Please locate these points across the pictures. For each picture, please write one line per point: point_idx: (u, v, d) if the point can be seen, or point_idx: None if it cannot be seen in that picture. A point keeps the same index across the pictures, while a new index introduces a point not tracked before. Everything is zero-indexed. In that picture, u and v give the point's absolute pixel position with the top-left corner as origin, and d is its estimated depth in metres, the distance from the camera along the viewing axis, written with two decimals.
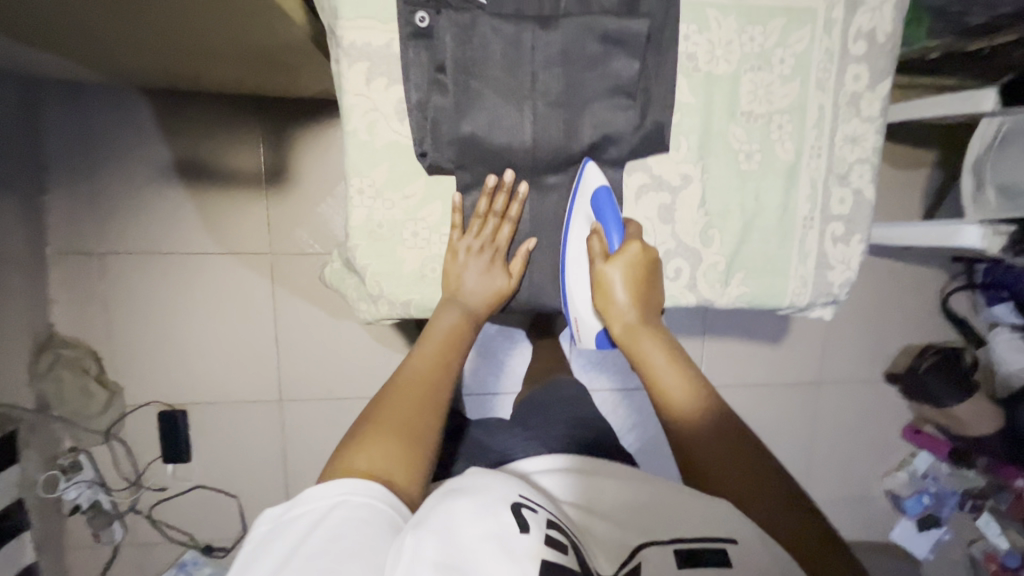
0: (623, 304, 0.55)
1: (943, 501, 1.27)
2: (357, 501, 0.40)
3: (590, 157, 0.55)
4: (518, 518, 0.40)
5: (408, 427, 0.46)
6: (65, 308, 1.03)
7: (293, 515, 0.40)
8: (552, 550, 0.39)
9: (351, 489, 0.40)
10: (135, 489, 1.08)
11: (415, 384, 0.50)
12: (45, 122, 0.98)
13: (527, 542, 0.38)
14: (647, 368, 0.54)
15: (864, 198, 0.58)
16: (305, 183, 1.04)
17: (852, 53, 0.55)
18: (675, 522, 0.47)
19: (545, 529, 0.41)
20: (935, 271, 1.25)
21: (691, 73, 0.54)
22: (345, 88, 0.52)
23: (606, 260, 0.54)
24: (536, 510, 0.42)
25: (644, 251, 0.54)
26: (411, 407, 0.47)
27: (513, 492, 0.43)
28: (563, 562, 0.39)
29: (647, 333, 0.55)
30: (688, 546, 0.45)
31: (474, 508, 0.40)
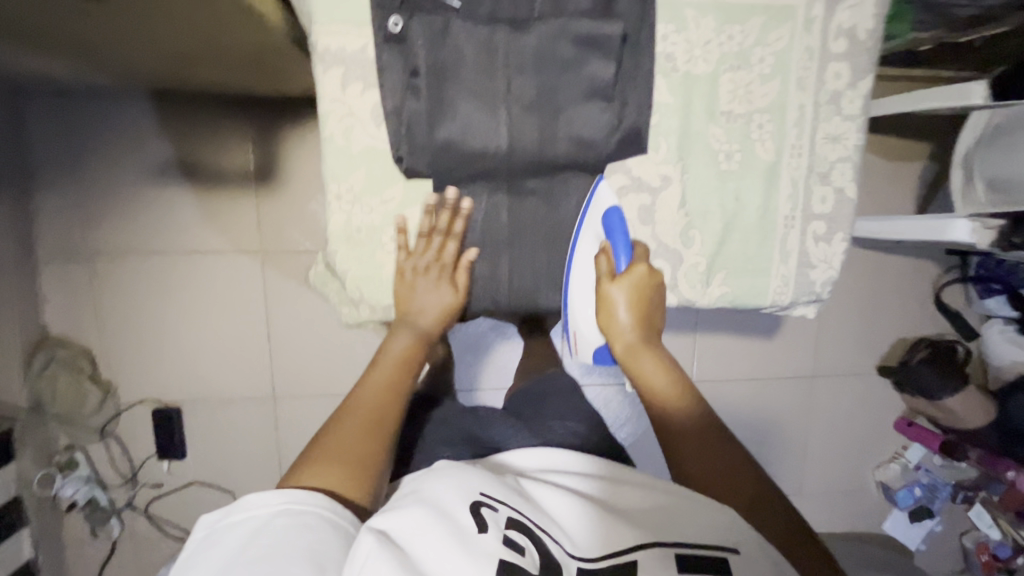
0: (625, 323, 0.56)
1: (935, 493, 1.28)
2: (299, 509, 0.44)
3: (603, 175, 0.56)
4: (476, 518, 0.44)
5: (356, 449, 0.50)
6: (58, 308, 1.03)
7: (234, 522, 0.44)
8: (509, 548, 0.42)
9: (292, 498, 0.45)
10: (132, 486, 1.09)
11: (367, 407, 0.54)
12: (32, 123, 0.98)
13: (484, 542, 0.42)
14: (645, 385, 0.56)
15: (847, 197, 0.57)
16: (293, 181, 1.04)
17: (832, 51, 0.54)
18: (681, 524, 0.47)
19: (505, 528, 0.44)
20: (928, 264, 1.25)
21: (669, 74, 0.53)
22: (321, 93, 0.51)
23: (611, 281, 0.56)
24: (497, 509, 0.46)
25: (650, 273, 0.56)
26: (356, 431, 0.51)
27: (477, 491, 0.47)
28: (520, 561, 0.42)
29: (648, 353, 0.56)
30: (686, 552, 0.45)
31: (431, 514, 0.44)
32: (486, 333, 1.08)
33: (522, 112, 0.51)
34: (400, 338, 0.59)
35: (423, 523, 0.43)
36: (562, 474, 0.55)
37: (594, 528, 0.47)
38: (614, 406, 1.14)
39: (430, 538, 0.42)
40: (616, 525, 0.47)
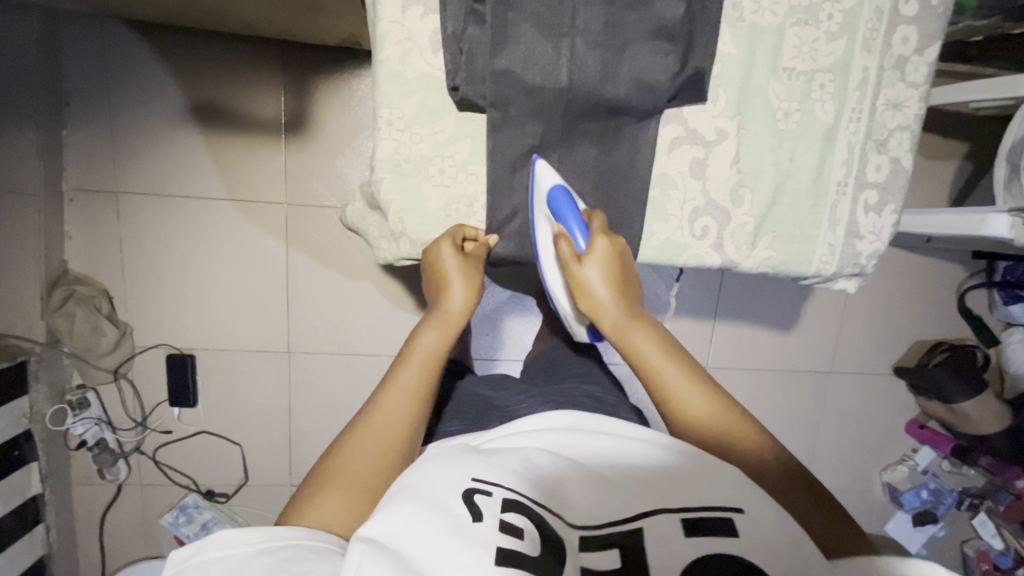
0: (604, 298, 0.54)
1: (941, 497, 1.28)
2: (278, 546, 0.37)
3: (538, 154, 0.55)
4: (470, 507, 0.39)
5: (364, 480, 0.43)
6: (79, 246, 1.03)
7: (203, 562, 0.37)
8: (507, 534, 0.38)
9: (269, 536, 0.37)
10: (141, 430, 1.09)
11: (383, 426, 0.46)
12: (64, 55, 0.96)
13: (482, 529, 0.37)
14: (637, 361, 0.53)
15: (902, 167, 0.57)
16: (323, 135, 1.03)
17: (902, 14, 0.53)
18: (689, 489, 0.43)
19: (500, 513, 0.39)
20: (954, 266, 1.23)
21: (736, 23, 0.52)
22: (381, 16, 0.51)
23: (580, 263, 0.54)
24: (491, 493, 0.40)
25: (611, 243, 0.54)
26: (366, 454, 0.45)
27: (466, 477, 0.41)
28: (521, 547, 0.37)
29: (634, 325, 0.54)
30: (689, 515, 0.41)
31: (421, 508, 0.38)
32: (502, 303, 1.07)
33: (585, 46, 0.50)
34: (428, 334, 0.53)
35: (413, 518, 0.37)
36: (541, 428, 0.50)
37: (591, 500, 0.43)
38: (629, 385, 1.14)
39: (423, 534, 0.37)
40: (614, 495, 0.43)
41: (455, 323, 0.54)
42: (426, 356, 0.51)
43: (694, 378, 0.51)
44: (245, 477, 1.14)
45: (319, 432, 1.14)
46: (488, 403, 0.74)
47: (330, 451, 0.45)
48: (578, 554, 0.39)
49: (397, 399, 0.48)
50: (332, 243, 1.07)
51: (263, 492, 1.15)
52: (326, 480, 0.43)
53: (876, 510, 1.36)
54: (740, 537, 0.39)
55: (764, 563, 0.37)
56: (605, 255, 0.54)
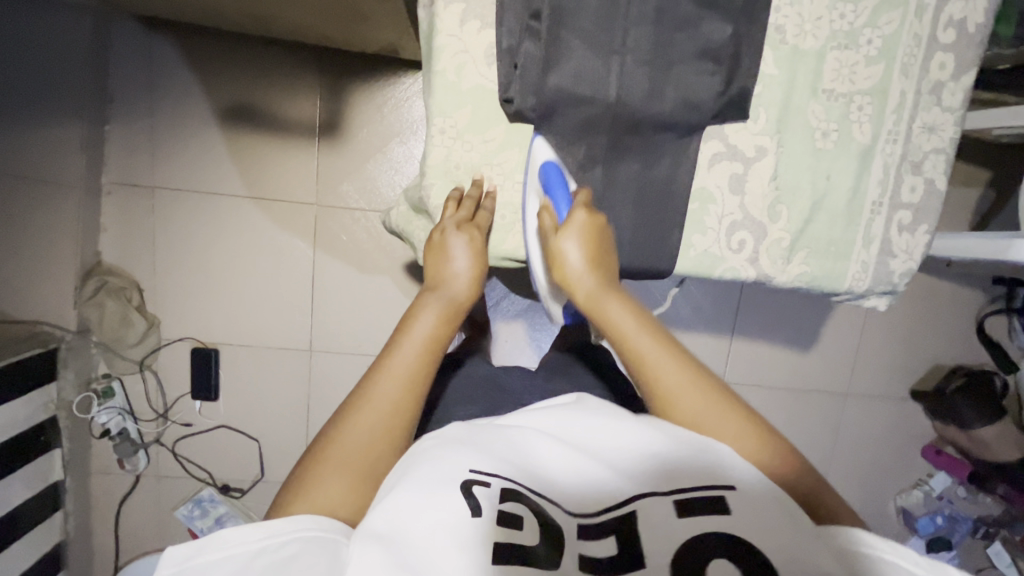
0: (580, 269, 0.53)
1: (955, 524, 1.26)
2: (283, 542, 0.38)
3: (538, 131, 0.55)
4: (468, 501, 0.39)
5: (359, 463, 0.44)
6: (113, 239, 1.05)
7: (205, 562, 0.38)
8: (505, 525, 0.38)
9: (271, 532, 0.39)
10: (162, 422, 1.10)
11: (377, 411, 0.46)
12: (113, 55, 1.00)
13: (477, 527, 0.38)
14: (613, 332, 0.52)
15: (935, 189, 0.58)
16: (355, 140, 1.05)
17: (940, 41, 0.55)
18: (688, 470, 0.43)
19: (497, 504, 0.39)
20: (973, 292, 1.23)
21: (778, 46, 0.54)
22: (438, 28, 0.53)
23: (557, 232, 0.53)
24: (490, 484, 0.41)
25: (593, 217, 0.53)
26: (361, 439, 0.45)
27: (464, 469, 0.41)
28: (520, 538, 0.38)
29: (609, 296, 0.53)
30: (683, 497, 0.41)
31: (422, 497, 0.39)
32: (524, 311, 0.98)
33: (635, 63, 0.51)
34: (426, 316, 0.51)
35: (415, 512, 0.38)
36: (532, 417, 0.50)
37: (586, 481, 0.43)
38: None
39: (426, 526, 0.37)
40: (608, 481, 0.43)
41: (455, 308, 0.53)
42: (424, 342, 0.50)
43: (668, 349, 0.50)
44: (261, 473, 1.15)
45: None
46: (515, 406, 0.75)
47: (327, 432, 0.45)
48: (579, 543, 0.39)
49: (394, 385, 0.47)
50: (359, 245, 1.09)
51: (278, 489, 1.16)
52: (325, 464, 0.43)
53: (887, 534, 1.35)
54: (731, 516, 0.40)
55: (757, 543, 0.38)
56: (586, 228, 0.53)
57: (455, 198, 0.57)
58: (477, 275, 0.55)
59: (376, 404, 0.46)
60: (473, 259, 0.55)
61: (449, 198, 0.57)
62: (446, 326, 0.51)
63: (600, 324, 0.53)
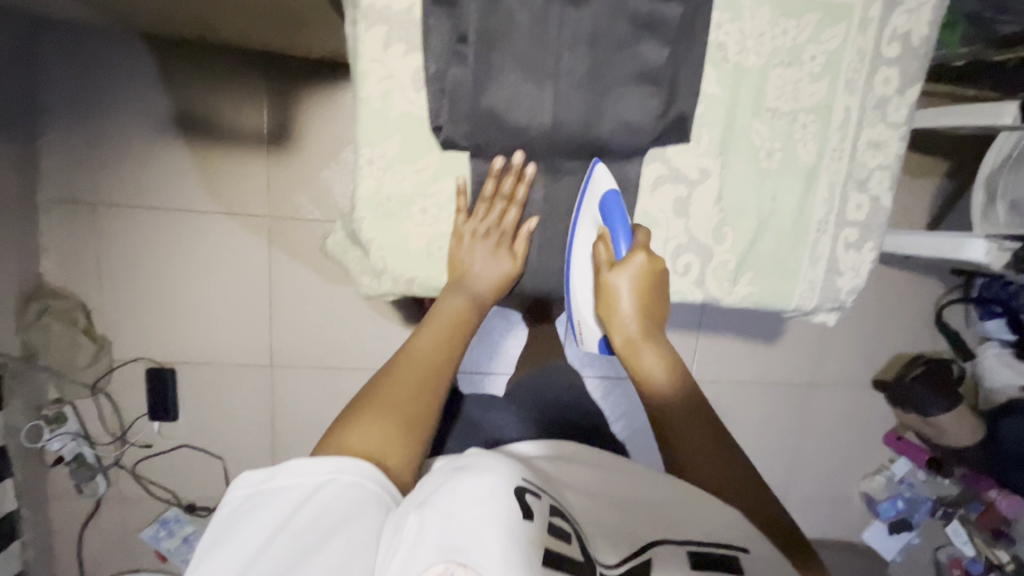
0: (627, 313, 0.54)
1: (916, 506, 1.31)
2: (345, 480, 0.40)
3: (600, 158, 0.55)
4: (520, 503, 0.41)
5: (405, 412, 0.46)
6: (55, 258, 1.00)
7: (274, 485, 0.41)
8: (554, 536, 0.40)
9: (335, 467, 0.41)
10: (121, 444, 1.07)
11: (421, 365, 0.49)
12: (43, 67, 0.94)
13: (527, 528, 0.39)
14: (641, 377, 0.54)
15: (881, 206, 0.58)
16: (306, 149, 1.01)
17: (885, 55, 0.55)
18: (699, 519, 0.45)
19: (546, 517, 0.41)
20: (932, 282, 1.25)
21: (720, 64, 0.53)
22: (361, 53, 0.50)
23: (612, 269, 0.54)
24: (539, 498, 0.43)
25: (651, 261, 0.54)
26: (411, 391, 0.48)
27: (516, 477, 0.44)
28: (561, 550, 0.39)
29: (649, 346, 0.54)
30: (701, 549, 0.42)
31: (479, 488, 0.40)
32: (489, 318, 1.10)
33: (570, 88, 0.51)
34: (456, 298, 0.55)
35: (471, 497, 0.40)
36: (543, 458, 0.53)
37: (610, 524, 0.46)
38: (613, 400, 1.16)
39: (477, 514, 0.39)
40: (637, 531, 0.45)
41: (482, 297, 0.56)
42: (454, 314, 0.54)
43: (695, 408, 0.52)
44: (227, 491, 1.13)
45: (304, 446, 1.13)
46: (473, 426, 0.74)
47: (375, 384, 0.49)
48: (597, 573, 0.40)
49: (437, 340, 0.52)
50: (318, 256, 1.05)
51: None
52: (371, 408, 0.46)
53: (853, 518, 1.38)
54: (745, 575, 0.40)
55: None
56: (643, 271, 0.53)
57: (496, 170, 0.55)
58: (504, 265, 0.58)
59: (420, 359, 0.50)
60: (501, 261, 0.58)
61: (458, 192, 0.56)
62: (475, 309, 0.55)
63: (633, 371, 0.55)
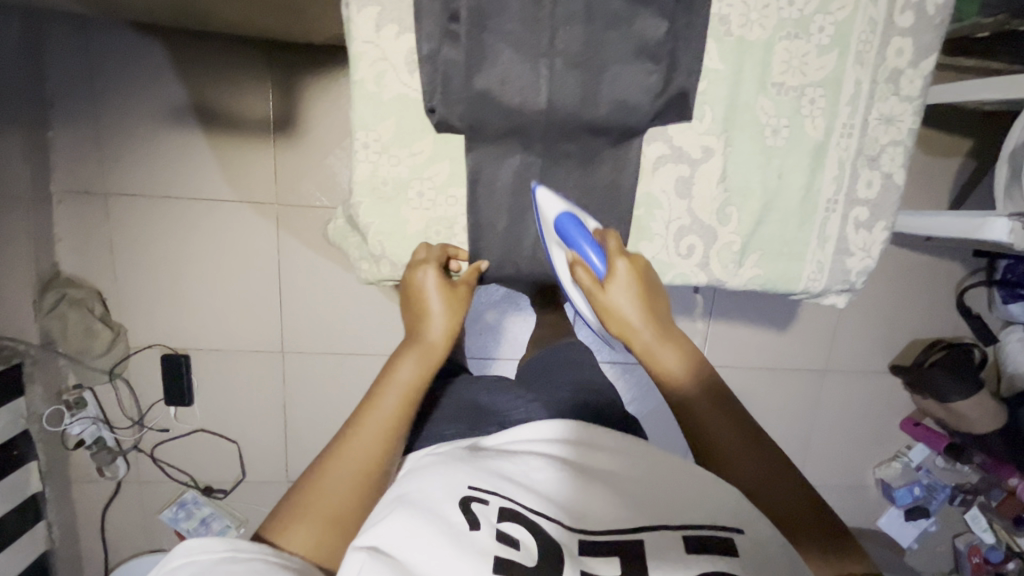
0: (634, 322, 0.52)
1: (933, 493, 1.29)
2: (245, 557, 0.40)
3: (539, 182, 0.56)
4: (467, 516, 0.41)
5: (337, 506, 0.45)
6: (70, 248, 1.03)
7: (172, 567, 0.40)
8: (504, 543, 0.40)
9: (236, 545, 0.40)
10: (138, 428, 1.10)
11: (354, 451, 0.47)
12: (48, 60, 0.95)
13: (479, 539, 0.40)
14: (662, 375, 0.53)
15: (893, 183, 0.57)
16: (311, 137, 1.02)
17: (897, 25, 0.53)
18: (684, 506, 0.45)
19: (496, 523, 0.42)
20: (955, 265, 1.21)
21: (723, 38, 0.53)
22: (354, 35, 0.51)
23: (603, 289, 0.52)
24: (487, 501, 0.43)
25: (632, 264, 0.52)
26: (342, 479, 0.46)
27: (462, 486, 0.44)
28: (519, 557, 0.40)
29: (662, 342, 0.52)
30: (690, 533, 0.43)
31: (418, 515, 0.41)
32: (497, 303, 1.10)
33: (564, 68, 0.50)
34: (405, 364, 0.52)
35: (412, 526, 0.40)
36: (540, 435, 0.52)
37: (580, 512, 0.45)
38: (623, 385, 1.15)
39: (421, 542, 0.39)
40: (609, 516, 0.44)
41: (432, 356, 0.53)
42: (404, 387, 0.50)
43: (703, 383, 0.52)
44: (242, 474, 1.16)
45: (314, 431, 1.15)
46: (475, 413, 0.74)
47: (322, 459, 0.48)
48: (578, 558, 0.41)
49: (381, 413, 0.49)
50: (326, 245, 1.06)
51: (261, 488, 1.17)
52: (302, 501, 0.45)
53: (869, 504, 1.36)
54: (739, 557, 0.41)
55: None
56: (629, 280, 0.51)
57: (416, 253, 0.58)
58: (453, 316, 0.55)
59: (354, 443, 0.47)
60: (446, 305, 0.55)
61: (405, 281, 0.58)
62: (427, 374, 0.52)
63: (653, 370, 0.53)
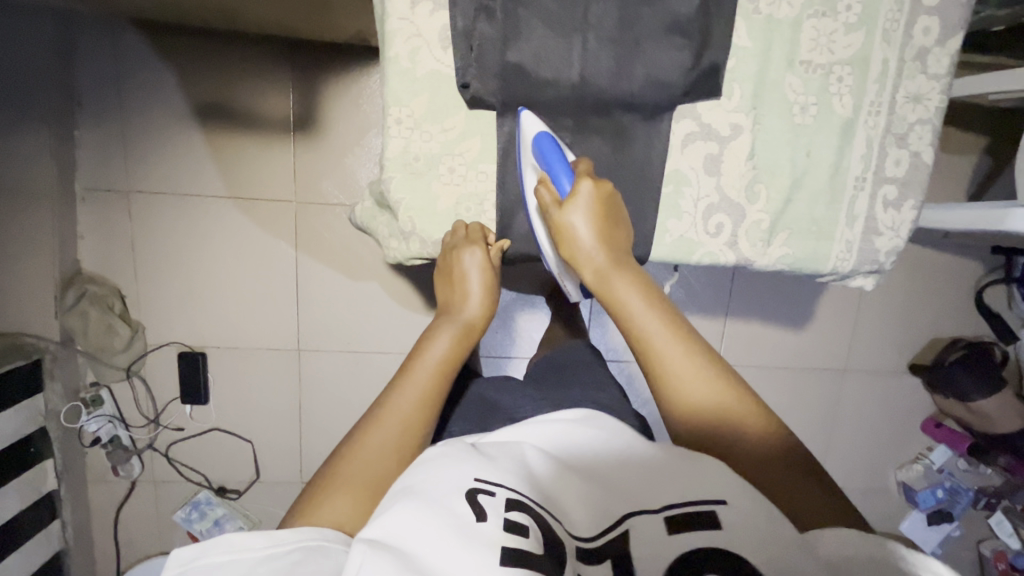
0: (589, 245, 0.54)
1: (956, 497, 1.25)
2: (284, 550, 0.38)
3: (525, 106, 0.55)
4: (473, 506, 0.40)
5: (378, 475, 0.46)
6: (92, 246, 1.04)
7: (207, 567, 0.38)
8: (511, 531, 0.38)
9: (274, 540, 0.39)
10: (154, 427, 1.10)
11: (395, 420, 0.49)
12: (78, 56, 0.97)
13: (487, 529, 0.38)
14: (619, 309, 0.52)
15: (922, 161, 0.58)
16: (331, 135, 1.03)
17: (924, 4, 0.54)
18: (681, 484, 0.44)
19: (504, 513, 0.40)
20: (973, 262, 1.21)
21: (751, 16, 0.54)
22: (390, 12, 0.53)
23: (561, 210, 0.54)
24: (495, 493, 0.41)
25: (596, 187, 0.54)
26: (384, 446, 0.47)
27: (468, 477, 0.42)
28: (526, 545, 0.38)
29: (618, 274, 0.53)
30: (676, 512, 0.42)
31: (425, 507, 0.39)
32: (513, 301, 1.10)
33: (597, 43, 0.52)
34: (442, 338, 0.56)
35: (416, 518, 0.38)
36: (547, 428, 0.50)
37: (585, 503, 0.44)
38: (639, 383, 1.15)
39: (428, 533, 0.38)
40: (617, 507, 0.43)
41: (467, 332, 0.57)
42: (442, 357, 0.54)
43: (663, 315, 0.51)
44: (256, 474, 1.15)
45: (328, 430, 1.14)
46: (497, 402, 0.74)
47: (364, 422, 0.49)
48: (575, 562, 0.39)
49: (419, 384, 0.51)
50: (343, 243, 1.07)
51: (274, 489, 1.16)
52: (340, 472, 0.45)
53: (889, 509, 1.34)
54: (725, 528, 0.40)
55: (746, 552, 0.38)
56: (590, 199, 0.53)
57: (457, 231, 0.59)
58: (490, 303, 0.61)
59: (396, 411, 0.49)
60: (484, 290, 0.61)
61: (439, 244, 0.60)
62: (463, 348, 0.56)
63: (609, 302, 0.54)
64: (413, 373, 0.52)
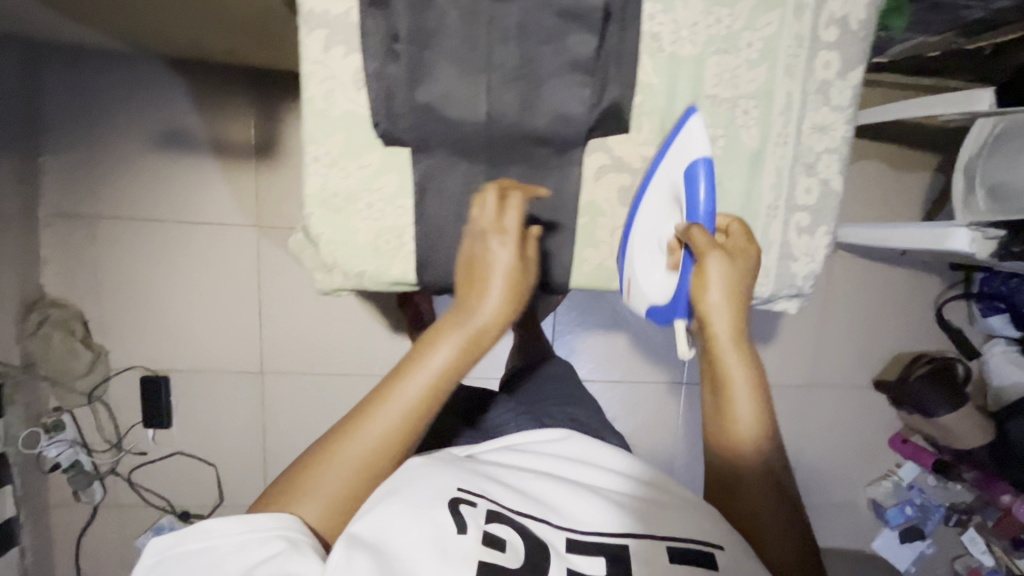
0: (724, 291, 0.50)
1: (927, 513, 1.26)
2: (263, 537, 0.37)
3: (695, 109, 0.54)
4: (456, 518, 0.40)
5: (346, 486, 0.41)
6: (56, 271, 1.05)
7: (185, 549, 0.38)
8: (490, 546, 0.39)
9: (252, 526, 0.38)
10: (116, 451, 1.10)
11: (374, 438, 0.41)
12: (43, 86, 1.00)
13: (464, 544, 0.38)
14: (727, 360, 0.49)
15: (831, 189, 0.61)
16: (291, 161, 1.05)
17: (823, 40, 0.57)
18: (672, 519, 0.45)
19: (484, 525, 0.40)
20: (931, 278, 1.22)
21: (655, 53, 0.57)
22: (304, 55, 0.55)
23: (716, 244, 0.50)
24: (476, 504, 0.42)
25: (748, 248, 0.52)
26: (356, 461, 0.41)
27: (453, 486, 0.42)
28: (500, 560, 0.38)
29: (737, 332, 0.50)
30: (674, 544, 0.43)
31: (409, 512, 0.39)
32: None
33: (502, 81, 0.55)
34: (445, 346, 0.43)
35: (401, 523, 0.38)
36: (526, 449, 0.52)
37: (575, 510, 0.44)
38: (607, 402, 1.16)
39: (410, 540, 0.37)
40: (600, 517, 0.44)
41: (477, 341, 0.44)
42: (440, 374, 0.42)
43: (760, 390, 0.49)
44: (220, 498, 1.14)
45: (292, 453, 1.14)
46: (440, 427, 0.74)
47: (344, 423, 0.43)
48: (564, 556, 0.40)
49: (408, 398, 0.42)
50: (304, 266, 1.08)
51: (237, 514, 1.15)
52: (308, 474, 0.41)
53: (863, 527, 1.33)
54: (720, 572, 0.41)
55: None
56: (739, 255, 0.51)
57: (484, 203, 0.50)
58: (512, 304, 0.46)
59: (377, 428, 0.42)
60: (506, 281, 0.46)
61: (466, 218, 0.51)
62: (467, 365, 0.43)
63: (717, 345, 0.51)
64: (406, 381, 0.42)
